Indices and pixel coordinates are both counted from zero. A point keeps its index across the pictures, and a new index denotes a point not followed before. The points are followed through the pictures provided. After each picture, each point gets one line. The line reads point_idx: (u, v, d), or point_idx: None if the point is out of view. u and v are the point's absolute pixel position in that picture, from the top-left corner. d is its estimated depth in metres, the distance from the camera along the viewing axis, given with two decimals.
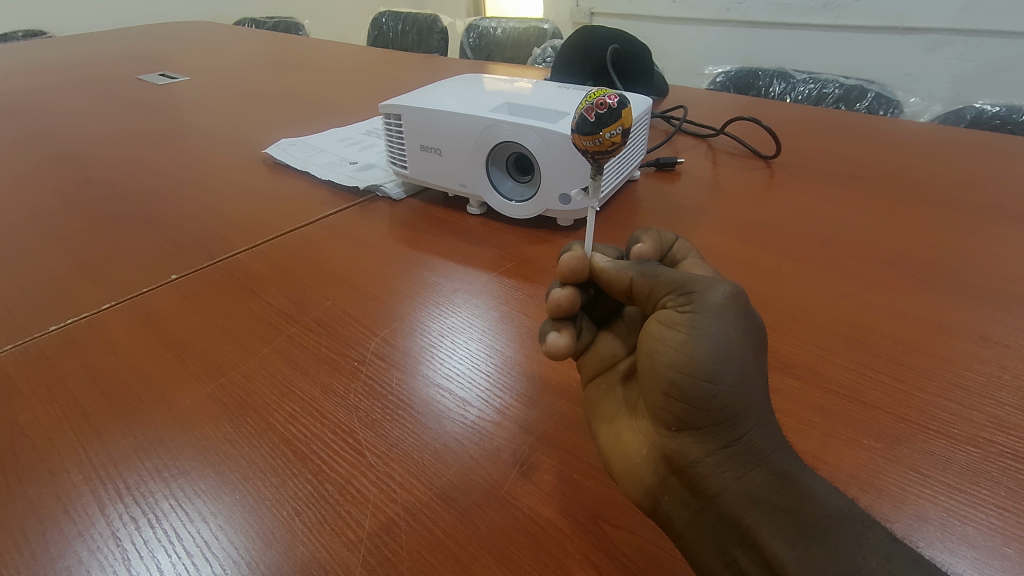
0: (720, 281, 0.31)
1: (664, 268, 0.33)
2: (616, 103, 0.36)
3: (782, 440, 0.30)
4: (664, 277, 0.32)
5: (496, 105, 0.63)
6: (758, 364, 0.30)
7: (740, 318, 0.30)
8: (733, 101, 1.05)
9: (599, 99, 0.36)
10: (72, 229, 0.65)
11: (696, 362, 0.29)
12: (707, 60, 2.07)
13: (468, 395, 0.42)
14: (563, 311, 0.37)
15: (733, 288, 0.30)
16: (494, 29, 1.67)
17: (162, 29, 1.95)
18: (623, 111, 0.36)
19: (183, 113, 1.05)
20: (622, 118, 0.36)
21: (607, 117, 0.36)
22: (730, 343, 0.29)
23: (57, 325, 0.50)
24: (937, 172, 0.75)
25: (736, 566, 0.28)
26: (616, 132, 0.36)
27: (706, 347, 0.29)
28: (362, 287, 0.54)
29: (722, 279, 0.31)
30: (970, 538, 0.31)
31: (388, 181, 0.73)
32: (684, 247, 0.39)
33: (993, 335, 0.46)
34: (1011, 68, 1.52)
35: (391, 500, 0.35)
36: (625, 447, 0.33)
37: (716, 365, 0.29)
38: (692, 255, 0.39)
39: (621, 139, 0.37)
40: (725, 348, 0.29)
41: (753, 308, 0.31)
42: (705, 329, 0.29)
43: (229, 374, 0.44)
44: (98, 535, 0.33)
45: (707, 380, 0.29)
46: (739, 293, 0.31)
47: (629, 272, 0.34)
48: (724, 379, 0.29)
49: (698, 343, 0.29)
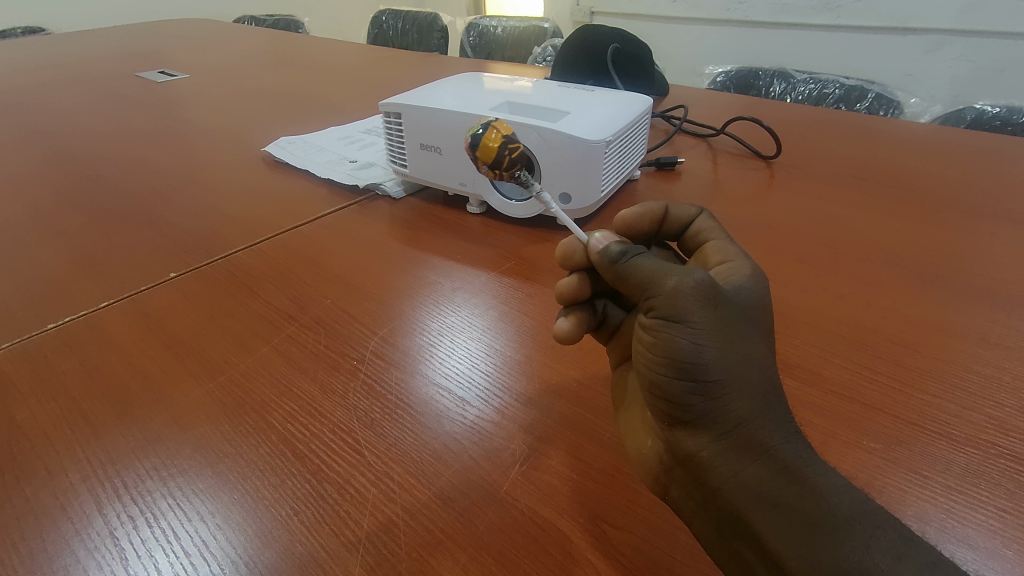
0: (690, 274, 0.30)
1: (641, 261, 0.33)
2: (470, 148, 0.42)
3: (789, 432, 0.30)
4: (637, 277, 0.32)
5: (497, 104, 0.63)
6: (750, 351, 0.30)
7: (713, 310, 0.29)
8: (734, 101, 1.05)
9: (468, 145, 0.43)
10: (70, 227, 0.65)
11: (671, 362, 0.29)
12: (708, 60, 2.07)
13: (467, 395, 0.42)
14: (571, 297, 0.39)
15: (696, 282, 0.30)
16: (495, 28, 1.67)
17: (160, 26, 1.94)
18: (477, 154, 0.41)
19: (184, 111, 1.05)
20: (480, 158, 0.41)
21: (474, 163, 0.43)
22: (707, 337, 0.29)
23: (56, 322, 0.50)
24: (938, 173, 0.74)
25: (742, 559, 0.28)
26: (485, 169, 0.42)
27: (677, 349, 0.29)
28: (361, 286, 0.54)
29: (693, 270, 0.31)
30: (969, 540, 0.31)
31: (388, 180, 0.73)
32: (708, 224, 0.39)
33: (992, 336, 0.46)
34: (1011, 69, 1.52)
35: (390, 499, 0.34)
36: (637, 437, 0.35)
37: (693, 363, 0.29)
38: (716, 236, 0.39)
39: (491, 171, 0.42)
40: (701, 342, 0.29)
41: (726, 295, 0.30)
42: (673, 328, 0.29)
43: (228, 373, 0.44)
44: (95, 534, 0.33)
45: (682, 380, 0.29)
46: (709, 284, 0.30)
47: (608, 272, 0.35)
48: (704, 374, 0.29)
49: (667, 345, 0.29)
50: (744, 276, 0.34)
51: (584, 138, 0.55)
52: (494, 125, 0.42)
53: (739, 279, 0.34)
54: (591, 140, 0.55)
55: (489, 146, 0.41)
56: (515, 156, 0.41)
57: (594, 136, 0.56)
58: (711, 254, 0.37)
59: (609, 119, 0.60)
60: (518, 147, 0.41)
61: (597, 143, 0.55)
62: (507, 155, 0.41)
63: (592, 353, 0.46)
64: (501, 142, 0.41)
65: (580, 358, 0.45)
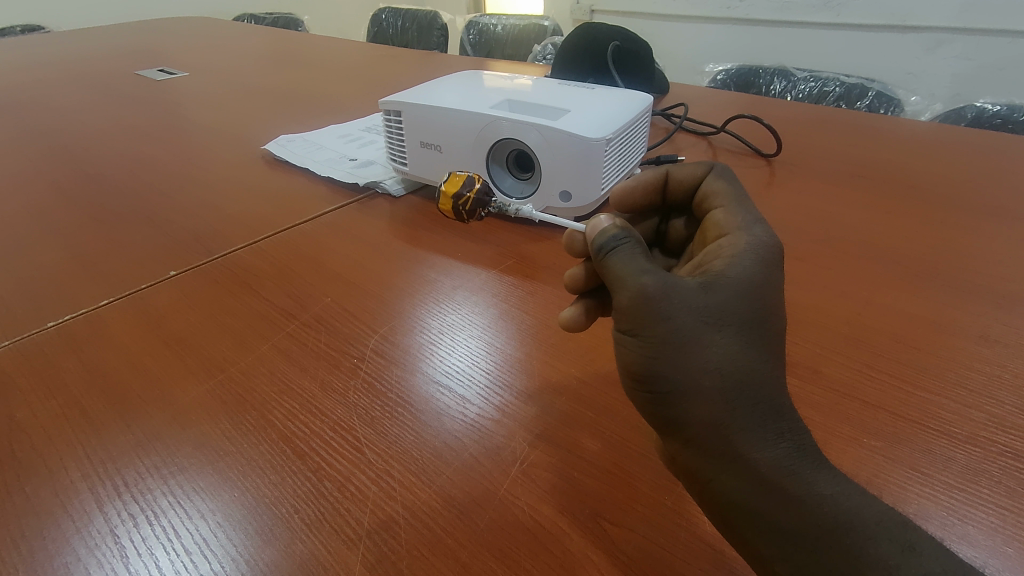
0: (640, 286, 0.31)
1: (608, 262, 0.33)
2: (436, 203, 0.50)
3: (768, 436, 0.29)
4: (605, 281, 0.33)
5: (497, 102, 0.63)
6: (714, 354, 0.29)
7: (664, 323, 0.30)
8: (734, 99, 1.05)
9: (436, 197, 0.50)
10: (68, 225, 0.65)
11: (631, 376, 0.31)
12: (707, 59, 2.06)
13: (467, 392, 0.42)
14: (578, 286, 0.40)
15: (641, 297, 0.31)
16: (496, 25, 1.66)
17: (160, 24, 1.94)
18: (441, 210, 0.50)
19: (184, 109, 1.04)
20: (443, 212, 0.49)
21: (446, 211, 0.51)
22: (658, 351, 0.30)
23: (56, 320, 0.50)
24: (939, 172, 0.74)
25: (748, 553, 0.29)
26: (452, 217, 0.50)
27: (629, 365, 0.31)
28: (361, 284, 0.54)
29: (646, 279, 0.31)
30: (970, 537, 0.31)
31: (387, 177, 0.73)
32: (717, 186, 0.39)
33: (993, 334, 0.46)
34: (1011, 67, 1.52)
35: (391, 498, 0.34)
36: None
37: (648, 377, 0.30)
38: (721, 201, 0.38)
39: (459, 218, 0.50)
40: (653, 357, 0.30)
41: (678, 301, 0.30)
42: (627, 341, 0.31)
43: (229, 370, 0.44)
44: (96, 532, 0.33)
45: (643, 392, 0.31)
46: (657, 296, 0.30)
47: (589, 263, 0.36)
48: (662, 387, 0.30)
49: (623, 359, 0.31)
50: (734, 259, 0.33)
51: (584, 136, 0.55)
52: (445, 185, 0.49)
53: (722, 265, 0.33)
54: (591, 137, 0.55)
55: (445, 208, 0.49)
56: (467, 208, 0.48)
57: (595, 134, 0.55)
58: (711, 229, 0.37)
59: (609, 116, 0.60)
60: (468, 197, 0.47)
61: (597, 140, 0.55)
62: (461, 209, 0.48)
63: (592, 351, 0.46)
64: (451, 203, 0.48)
65: (580, 355, 0.45)
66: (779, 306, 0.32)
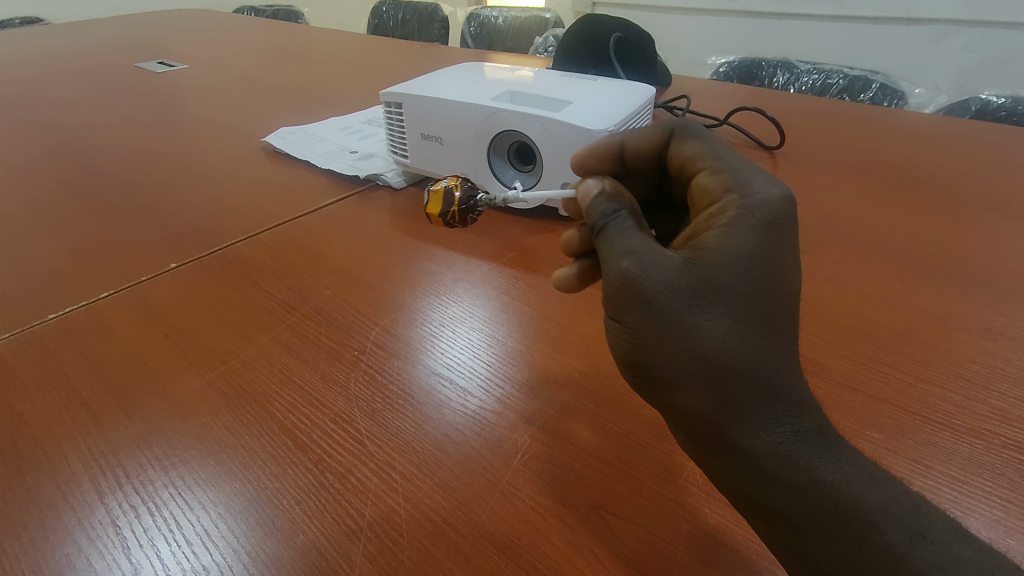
0: (618, 270, 0.31)
1: (598, 246, 0.34)
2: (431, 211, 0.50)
3: (762, 423, 0.29)
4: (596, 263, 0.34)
5: (498, 93, 0.63)
6: (707, 337, 0.29)
7: (644, 307, 0.30)
8: (736, 91, 1.04)
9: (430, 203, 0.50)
10: (68, 218, 0.65)
11: (625, 362, 0.32)
12: (709, 51, 2.05)
13: (468, 384, 0.42)
14: (574, 249, 0.40)
15: (619, 280, 0.31)
16: (496, 18, 1.65)
17: (159, 17, 1.93)
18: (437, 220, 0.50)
19: (184, 101, 1.04)
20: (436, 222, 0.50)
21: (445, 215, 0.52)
22: (642, 336, 0.30)
23: (57, 312, 0.50)
24: (943, 164, 0.74)
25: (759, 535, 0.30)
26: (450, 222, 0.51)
27: (620, 350, 0.32)
28: (362, 276, 0.54)
29: (622, 261, 0.31)
30: (972, 529, 0.31)
31: (388, 170, 0.73)
32: (690, 146, 0.37)
33: (997, 327, 0.46)
34: (1016, 60, 1.51)
35: (392, 490, 0.34)
36: None
37: (641, 363, 0.31)
38: (701, 159, 0.35)
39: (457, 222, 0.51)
40: (639, 342, 0.30)
41: (657, 280, 0.30)
42: (617, 328, 0.32)
43: (229, 363, 0.44)
44: (98, 523, 0.33)
45: (637, 376, 0.32)
46: (634, 279, 0.30)
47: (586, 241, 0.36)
48: (654, 372, 0.30)
49: (615, 344, 0.32)
50: (726, 230, 0.31)
51: (585, 127, 0.54)
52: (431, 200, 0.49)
53: (714, 237, 0.31)
54: (592, 128, 0.54)
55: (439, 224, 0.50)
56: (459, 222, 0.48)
57: (596, 125, 0.55)
58: (699, 194, 0.34)
59: (610, 107, 0.59)
60: (453, 212, 0.48)
61: (598, 131, 0.54)
62: (453, 223, 0.49)
63: (593, 343, 0.45)
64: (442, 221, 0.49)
65: (581, 348, 0.45)
66: (794, 285, 0.31)
